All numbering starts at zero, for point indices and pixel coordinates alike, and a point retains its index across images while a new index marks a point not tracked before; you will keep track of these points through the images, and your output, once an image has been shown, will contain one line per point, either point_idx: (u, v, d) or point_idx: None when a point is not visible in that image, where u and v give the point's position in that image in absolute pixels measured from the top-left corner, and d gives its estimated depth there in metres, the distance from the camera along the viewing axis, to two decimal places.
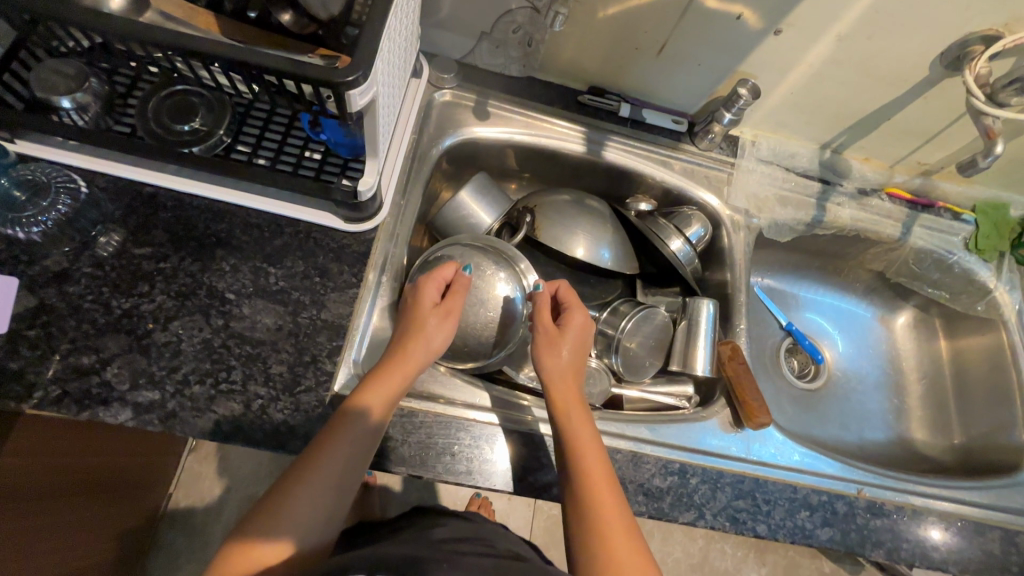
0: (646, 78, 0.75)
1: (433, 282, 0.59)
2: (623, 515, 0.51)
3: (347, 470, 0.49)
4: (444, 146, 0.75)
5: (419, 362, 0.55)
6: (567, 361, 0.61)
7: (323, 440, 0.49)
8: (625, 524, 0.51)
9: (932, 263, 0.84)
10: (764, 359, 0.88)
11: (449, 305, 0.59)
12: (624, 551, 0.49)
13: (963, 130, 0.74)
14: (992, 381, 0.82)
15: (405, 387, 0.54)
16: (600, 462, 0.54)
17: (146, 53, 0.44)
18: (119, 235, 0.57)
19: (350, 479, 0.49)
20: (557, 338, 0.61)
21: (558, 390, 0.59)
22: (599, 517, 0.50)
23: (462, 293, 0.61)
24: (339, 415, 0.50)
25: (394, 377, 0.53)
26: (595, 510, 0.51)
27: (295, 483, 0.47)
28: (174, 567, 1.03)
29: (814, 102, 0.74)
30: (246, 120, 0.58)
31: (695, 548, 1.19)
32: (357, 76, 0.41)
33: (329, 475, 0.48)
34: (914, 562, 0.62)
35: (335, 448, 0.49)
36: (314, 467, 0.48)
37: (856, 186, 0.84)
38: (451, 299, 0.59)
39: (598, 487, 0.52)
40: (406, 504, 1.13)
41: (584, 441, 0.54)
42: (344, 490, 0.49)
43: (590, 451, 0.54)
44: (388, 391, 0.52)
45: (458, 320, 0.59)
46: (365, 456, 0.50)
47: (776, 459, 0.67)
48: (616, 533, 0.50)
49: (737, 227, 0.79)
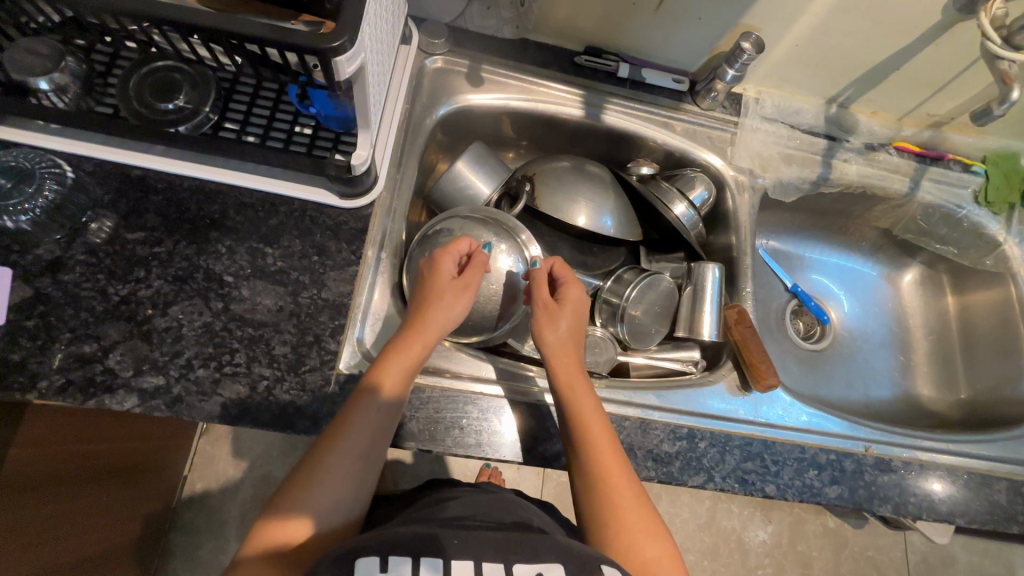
0: (645, 36, 0.72)
1: (450, 252, 0.59)
2: (631, 483, 0.52)
3: (360, 456, 0.48)
4: (438, 115, 0.72)
5: (433, 338, 0.55)
6: (567, 334, 0.60)
7: (337, 423, 0.49)
8: (633, 491, 0.51)
9: (940, 218, 0.83)
10: (769, 322, 0.87)
11: (466, 280, 0.59)
12: (632, 518, 0.50)
13: (977, 77, 0.72)
14: (1000, 336, 0.82)
15: (421, 361, 0.54)
16: (605, 435, 0.54)
17: (120, 25, 0.42)
18: (111, 220, 0.56)
19: (372, 456, 0.49)
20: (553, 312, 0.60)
21: (560, 365, 0.58)
22: (608, 488, 0.51)
23: (481, 268, 0.60)
24: (345, 405, 0.50)
25: (408, 352, 0.53)
26: (604, 484, 0.51)
27: (314, 462, 0.48)
28: (196, 547, 1.06)
29: (821, 54, 0.71)
30: (232, 96, 0.56)
31: (703, 509, 1.21)
32: (344, 41, 0.39)
33: (347, 456, 0.48)
34: (920, 514, 0.63)
35: (345, 436, 0.48)
36: (330, 447, 0.48)
37: (863, 141, 0.82)
38: (470, 271, 0.59)
39: (606, 464, 0.52)
40: (418, 477, 1.14)
41: (587, 415, 0.54)
42: (367, 467, 0.49)
43: (596, 427, 0.53)
44: (408, 359, 0.53)
45: (475, 295, 0.59)
46: (390, 427, 0.51)
47: (784, 420, 0.67)
48: (626, 502, 0.50)
49: (742, 188, 0.78)
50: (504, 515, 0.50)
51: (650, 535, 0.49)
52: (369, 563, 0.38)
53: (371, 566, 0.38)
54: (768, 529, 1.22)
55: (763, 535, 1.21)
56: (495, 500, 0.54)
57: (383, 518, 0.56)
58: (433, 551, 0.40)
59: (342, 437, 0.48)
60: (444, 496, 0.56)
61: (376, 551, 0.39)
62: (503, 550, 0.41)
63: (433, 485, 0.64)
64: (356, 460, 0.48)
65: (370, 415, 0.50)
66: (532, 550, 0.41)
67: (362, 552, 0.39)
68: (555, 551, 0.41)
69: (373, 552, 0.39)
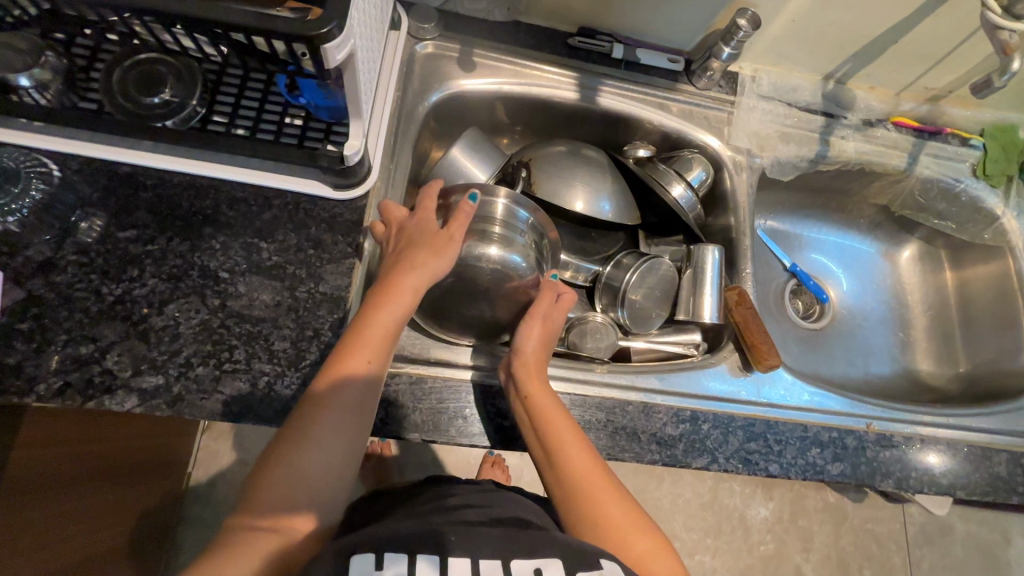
0: (639, 16, 0.71)
1: (427, 216, 0.58)
2: (608, 476, 0.50)
3: (322, 465, 0.45)
4: (430, 102, 0.71)
5: (393, 324, 0.51)
6: (542, 328, 0.60)
7: (304, 422, 0.46)
8: (609, 483, 0.50)
9: (938, 193, 0.82)
10: (768, 302, 0.87)
11: (430, 248, 0.55)
12: (618, 509, 0.48)
13: (975, 48, 0.72)
14: (998, 309, 0.82)
15: (383, 352, 0.50)
16: (571, 431, 0.52)
17: (99, 17, 0.40)
18: (101, 219, 0.55)
19: (335, 463, 0.46)
20: (537, 309, 0.60)
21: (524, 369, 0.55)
22: (585, 481, 0.49)
23: (455, 238, 0.56)
24: (298, 415, 0.47)
25: (366, 346, 0.49)
26: (579, 479, 0.50)
27: (284, 456, 0.45)
28: (203, 541, 1.06)
29: (816, 29, 0.70)
30: (220, 87, 0.54)
31: (705, 488, 1.23)
32: (330, 28, 0.38)
33: (303, 466, 0.45)
34: (922, 489, 0.64)
35: (303, 445, 0.45)
36: (288, 461, 0.45)
37: (861, 117, 0.81)
38: (453, 225, 0.57)
39: (575, 459, 0.50)
40: (422, 467, 1.15)
41: (553, 418, 0.52)
42: (332, 477, 0.46)
43: (563, 425, 0.52)
44: (385, 332, 0.51)
45: (444, 262, 0.55)
46: (352, 432, 0.48)
47: (787, 400, 0.67)
48: (605, 494, 0.49)
49: (739, 168, 0.77)
50: (506, 509, 0.50)
51: (637, 522, 0.48)
52: (364, 561, 0.38)
53: (366, 563, 0.38)
54: (769, 505, 1.23)
55: (765, 511, 1.23)
56: (497, 495, 0.54)
57: (388, 511, 0.56)
58: (431, 548, 0.40)
59: (299, 449, 0.45)
60: (446, 490, 0.55)
61: (369, 551, 0.39)
62: (501, 548, 0.42)
63: (437, 478, 0.64)
64: (327, 453, 0.46)
65: (328, 421, 0.47)
66: (529, 548, 0.42)
67: (356, 551, 0.39)
68: (552, 546, 0.42)
69: (368, 551, 0.39)
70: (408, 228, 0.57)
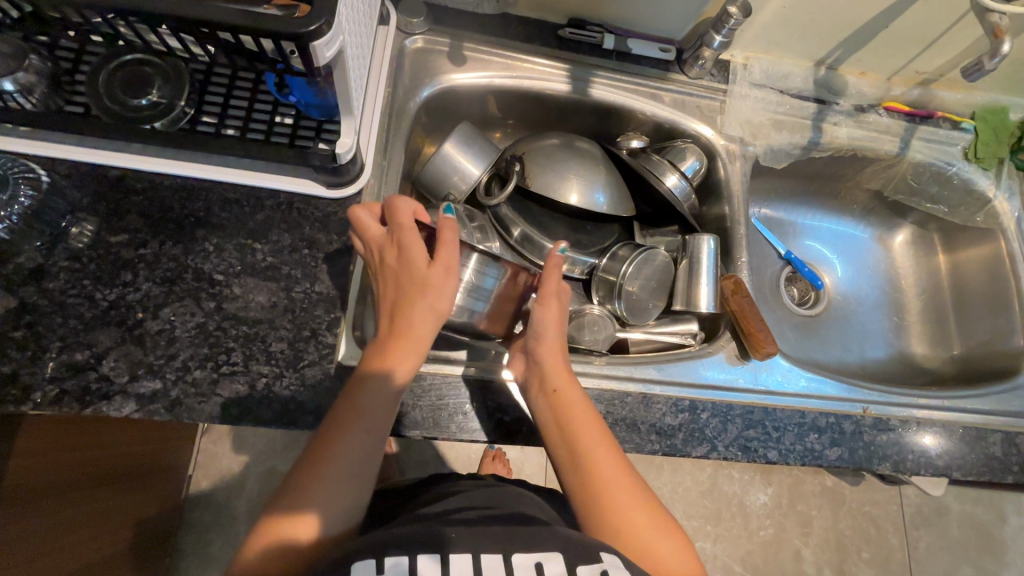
0: (629, 6, 0.71)
1: (410, 242, 0.51)
2: (629, 473, 0.50)
3: (346, 486, 0.44)
4: (421, 97, 0.70)
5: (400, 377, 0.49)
6: (557, 310, 0.58)
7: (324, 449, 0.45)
8: (629, 479, 0.49)
9: (930, 177, 0.82)
10: (764, 290, 0.88)
11: (422, 288, 0.50)
12: (638, 505, 0.48)
13: (965, 31, 0.72)
14: (991, 290, 0.83)
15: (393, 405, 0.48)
16: (592, 429, 0.52)
17: (82, 19, 0.40)
18: (92, 224, 0.54)
19: (360, 486, 0.45)
20: (547, 289, 0.58)
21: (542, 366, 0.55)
22: (606, 479, 0.49)
23: (445, 271, 0.51)
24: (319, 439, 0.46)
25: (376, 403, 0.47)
26: (599, 476, 0.49)
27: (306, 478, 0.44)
28: (206, 543, 1.07)
29: (807, 15, 0.70)
30: (208, 87, 0.54)
31: (704, 475, 1.24)
32: (319, 24, 0.37)
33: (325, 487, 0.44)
34: (919, 471, 0.64)
35: (325, 470, 0.44)
36: (309, 483, 0.44)
37: (853, 103, 0.81)
38: (441, 254, 0.51)
39: (595, 458, 0.50)
40: (422, 463, 1.16)
41: (572, 418, 0.52)
42: (358, 493, 0.45)
43: (581, 424, 0.52)
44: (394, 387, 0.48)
45: (440, 302, 0.50)
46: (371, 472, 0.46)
47: (783, 386, 0.67)
48: (625, 491, 0.48)
49: (733, 157, 0.77)
50: (507, 505, 0.50)
51: (657, 519, 0.47)
52: (365, 566, 0.38)
53: (367, 569, 0.38)
54: (768, 491, 1.25)
55: (764, 497, 1.24)
56: (498, 490, 0.54)
57: (391, 512, 0.56)
58: (432, 547, 0.41)
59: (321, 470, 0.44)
60: (446, 488, 0.56)
61: (370, 555, 0.39)
62: (502, 543, 0.42)
63: (438, 475, 0.64)
64: (351, 477, 0.45)
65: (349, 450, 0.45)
66: (530, 542, 0.42)
67: (357, 556, 0.39)
68: (553, 540, 0.42)
69: (368, 556, 0.39)
70: (392, 260, 0.51)
